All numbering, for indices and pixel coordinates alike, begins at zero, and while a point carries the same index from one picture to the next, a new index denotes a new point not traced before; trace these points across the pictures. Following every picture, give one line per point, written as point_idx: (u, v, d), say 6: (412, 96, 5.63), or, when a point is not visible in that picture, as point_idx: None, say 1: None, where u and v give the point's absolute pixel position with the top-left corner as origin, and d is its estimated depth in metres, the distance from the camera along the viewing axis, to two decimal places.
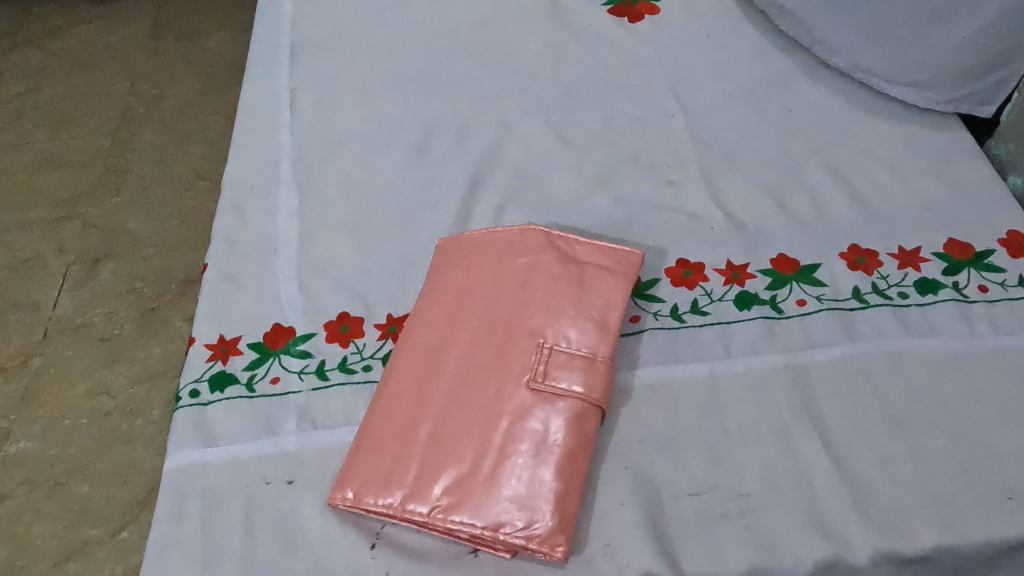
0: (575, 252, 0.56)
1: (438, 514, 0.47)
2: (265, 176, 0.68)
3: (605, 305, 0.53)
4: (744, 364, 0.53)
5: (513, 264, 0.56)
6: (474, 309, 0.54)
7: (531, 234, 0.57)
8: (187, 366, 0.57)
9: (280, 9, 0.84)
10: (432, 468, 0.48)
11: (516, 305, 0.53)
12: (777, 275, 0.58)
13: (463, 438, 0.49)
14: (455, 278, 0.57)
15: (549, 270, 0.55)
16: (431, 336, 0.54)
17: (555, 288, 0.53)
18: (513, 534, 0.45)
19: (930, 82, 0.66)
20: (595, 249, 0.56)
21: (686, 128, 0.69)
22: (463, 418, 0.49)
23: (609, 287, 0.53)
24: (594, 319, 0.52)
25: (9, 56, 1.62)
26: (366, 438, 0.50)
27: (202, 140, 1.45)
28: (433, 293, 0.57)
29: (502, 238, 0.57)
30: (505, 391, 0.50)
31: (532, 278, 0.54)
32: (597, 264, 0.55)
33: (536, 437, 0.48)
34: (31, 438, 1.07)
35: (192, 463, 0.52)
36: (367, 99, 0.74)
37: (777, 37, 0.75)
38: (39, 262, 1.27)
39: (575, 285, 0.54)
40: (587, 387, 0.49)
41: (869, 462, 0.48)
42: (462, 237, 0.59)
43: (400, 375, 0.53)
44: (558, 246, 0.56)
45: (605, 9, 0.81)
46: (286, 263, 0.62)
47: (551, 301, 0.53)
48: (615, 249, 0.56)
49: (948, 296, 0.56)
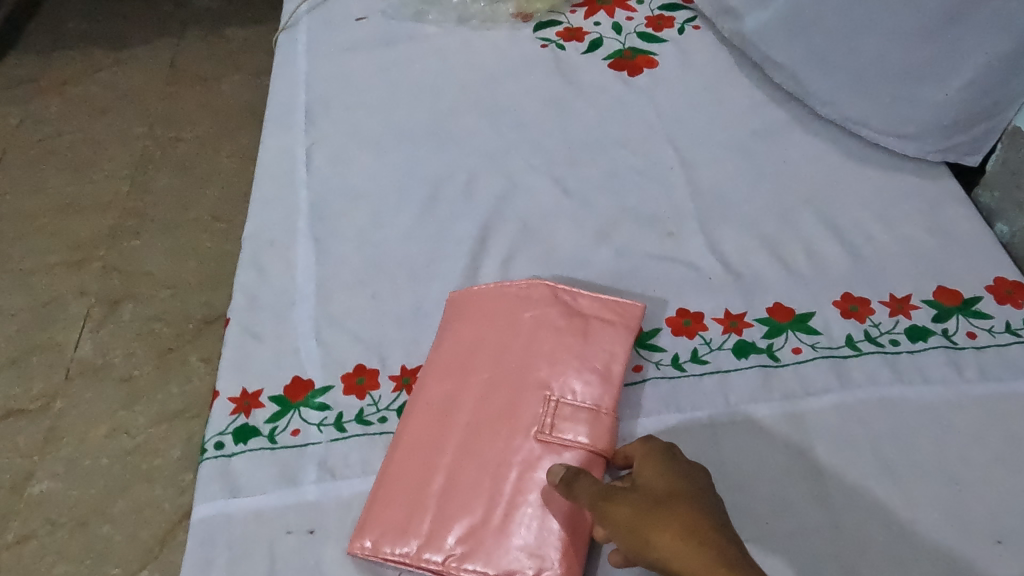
0: (579, 305, 0.59)
1: (452, 562, 0.49)
2: (284, 231, 0.72)
3: (609, 357, 0.56)
4: (743, 412, 0.56)
5: (520, 318, 0.59)
6: (484, 362, 0.57)
7: (537, 287, 0.60)
8: (211, 419, 0.59)
9: (296, 67, 0.88)
10: (446, 518, 0.51)
11: (524, 359, 0.56)
12: (773, 324, 0.61)
13: (475, 489, 0.52)
14: (466, 331, 0.60)
15: (554, 324, 0.58)
16: (442, 388, 0.57)
17: (561, 342, 0.57)
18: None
19: (918, 133, 0.69)
20: (599, 302, 0.59)
21: (684, 180, 0.72)
22: (475, 469, 0.52)
23: (612, 341, 0.57)
24: (597, 372, 0.55)
25: (32, 103, 1.68)
26: (383, 488, 0.53)
27: (219, 183, 1.49)
28: (445, 345, 0.60)
29: (509, 291, 0.60)
30: (514, 442, 0.53)
31: (539, 332, 0.58)
32: (600, 316, 0.58)
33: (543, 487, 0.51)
34: (54, 479, 1.10)
35: (218, 513, 0.54)
36: (380, 155, 0.78)
37: (771, 90, 0.79)
38: (61, 305, 1.31)
39: (580, 338, 0.57)
40: (593, 437, 0.52)
41: (863, 507, 0.50)
42: (470, 290, 0.62)
43: (415, 426, 0.55)
44: (563, 300, 0.59)
45: (606, 64, 0.85)
46: (304, 316, 0.65)
47: (558, 356, 0.56)
48: (618, 302, 0.59)
49: (937, 343, 0.59)
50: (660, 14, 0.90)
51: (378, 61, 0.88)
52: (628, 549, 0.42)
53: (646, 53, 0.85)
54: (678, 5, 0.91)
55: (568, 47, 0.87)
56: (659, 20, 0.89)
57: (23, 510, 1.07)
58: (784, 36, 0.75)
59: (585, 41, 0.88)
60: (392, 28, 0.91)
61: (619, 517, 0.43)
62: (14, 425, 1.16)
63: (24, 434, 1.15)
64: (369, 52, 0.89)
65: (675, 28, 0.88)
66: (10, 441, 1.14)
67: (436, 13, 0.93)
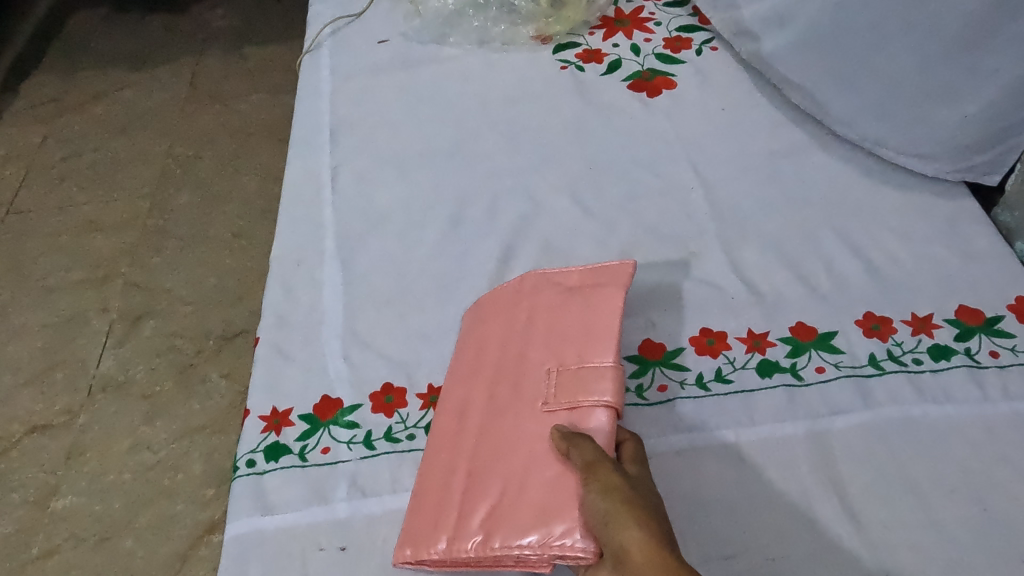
0: (573, 284, 0.61)
1: (480, 546, 0.49)
2: (311, 251, 0.73)
3: (604, 315, 0.56)
4: (767, 431, 0.56)
5: (521, 310, 0.61)
6: (490, 361, 0.59)
7: (534, 281, 0.63)
8: (243, 436, 0.60)
9: (319, 89, 0.90)
10: (470, 505, 0.51)
11: (527, 344, 0.58)
12: (796, 343, 0.61)
13: (493, 473, 0.52)
14: (473, 338, 0.62)
15: (551, 306, 0.60)
16: (455, 389, 0.59)
17: (559, 319, 0.58)
18: (547, 545, 0.47)
19: (936, 154, 0.70)
20: (589, 276, 0.61)
21: (704, 200, 0.73)
22: (491, 454, 0.53)
23: (603, 301, 0.57)
24: (595, 331, 0.55)
25: (54, 123, 1.71)
26: (415, 494, 0.55)
27: (239, 199, 1.51)
28: (456, 356, 0.62)
29: (509, 291, 0.63)
30: (525, 419, 0.53)
31: (539, 317, 0.59)
32: (592, 285, 0.59)
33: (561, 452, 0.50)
34: (77, 494, 1.11)
35: (251, 529, 0.55)
36: (404, 175, 0.79)
37: (789, 111, 0.80)
38: (84, 321, 1.32)
39: (575, 310, 0.58)
40: (596, 391, 0.51)
41: (889, 526, 0.51)
42: (477, 304, 0.65)
43: (434, 433, 0.57)
44: (558, 284, 0.61)
45: (625, 85, 0.86)
46: (332, 335, 0.66)
47: (557, 332, 0.57)
48: (605, 271, 0.61)
49: (960, 361, 0.59)
50: (677, 36, 0.91)
51: (400, 82, 0.89)
52: (602, 512, 0.43)
53: (665, 75, 0.87)
54: (695, 27, 0.92)
55: (587, 68, 0.89)
56: (676, 42, 0.91)
57: (47, 524, 1.09)
58: (803, 59, 0.76)
59: (603, 62, 0.89)
60: (415, 51, 0.93)
61: (611, 484, 0.44)
62: (38, 440, 1.17)
63: (48, 449, 1.16)
64: (391, 74, 0.91)
65: (693, 49, 0.89)
66: (34, 456, 1.16)
67: (458, 36, 0.95)
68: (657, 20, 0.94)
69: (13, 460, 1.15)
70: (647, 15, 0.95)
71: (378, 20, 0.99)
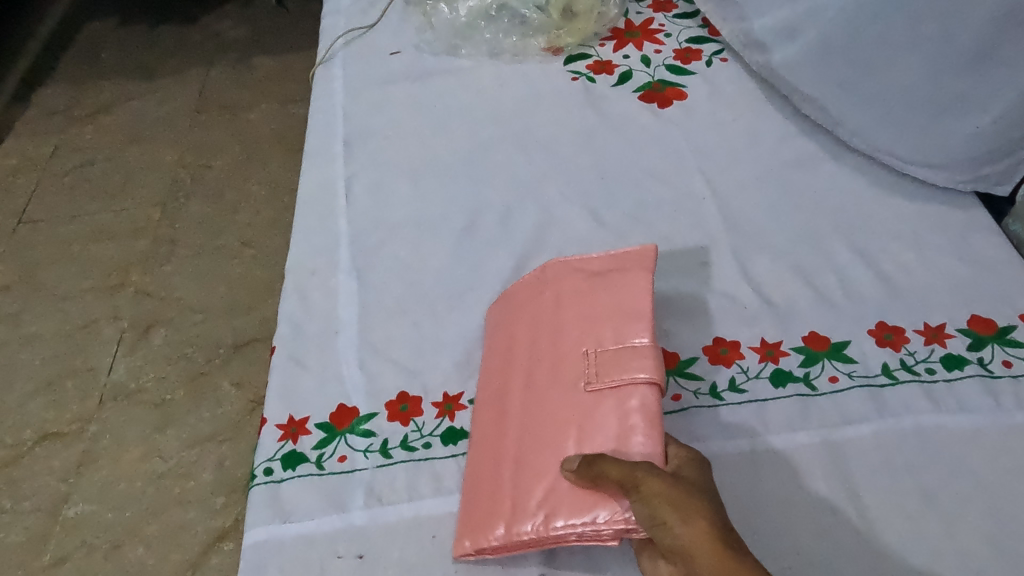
0: (596, 265, 0.62)
1: (541, 527, 0.50)
2: (325, 261, 0.74)
3: (634, 295, 0.57)
4: (782, 440, 0.57)
5: (548, 296, 0.62)
6: (522, 347, 0.60)
7: (555, 267, 0.64)
8: (260, 444, 0.61)
9: (333, 100, 0.91)
10: (524, 489, 0.52)
11: (559, 326, 0.59)
12: (809, 353, 0.62)
13: (543, 455, 0.53)
14: (503, 328, 0.63)
15: (578, 289, 0.61)
16: (491, 381, 0.60)
17: (588, 300, 0.59)
18: (612, 520, 0.48)
19: (947, 164, 0.71)
20: (612, 259, 0.62)
21: (715, 209, 0.74)
22: (539, 437, 0.54)
23: (631, 282, 0.58)
24: (626, 309, 0.57)
25: (65, 132, 1.72)
26: (467, 488, 0.55)
27: (248, 209, 1.52)
28: (487, 349, 0.63)
29: (533, 282, 0.64)
30: (567, 401, 0.55)
31: (567, 299, 0.60)
32: (618, 265, 0.60)
33: (612, 432, 0.51)
34: (89, 502, 1.12)
35: (269, 537, 0.56)
36: (417, 185, 0.80)
37: (800, 121, 0.81)
38: (96, 329, 1.33)
39: (603, 291, 0.59)
40: (637, 369, 0.53)
41: (903, 535, 0.51)
42: (501, 301, 0.66)
43: (477, 423, 0.58)
44: (580, 267, 0.62)
45: (636, 96, 0.87)
46: (348, 345, 0.67)
47: (587, 313, 0.58)
48: (627, 251, 0.61)
49: (974, 371, 0.59)
50: (688, 47, 0.92)
51: (413, 94, 0.90)
52: (650, 517, 0.44)
53: (675, 86, 0.87)
54: (705, 38, 0.93)
55: (598, 79, 0.90)
56: (686, 53, 0.91)
57: (59, 532, 1.09)
58: (814, 71, 0.77)
59: (614, 74, 0.90)
60: (427, 63, 0.94)
61: (653, 492, 0.44)
62: (50, 448, 1.18)
63: (60, 457, 1.17)
64: (404, 85, 0.91)
65: (703, 60, 0.90)
66: (45, 464, 1.16)
67: (469, 48, 0.96)
68: (668, 32, 0.95)
69: (25, 468, 1.16)
70: (657, 27, 0.96)
71: (390, 32, 1.00)
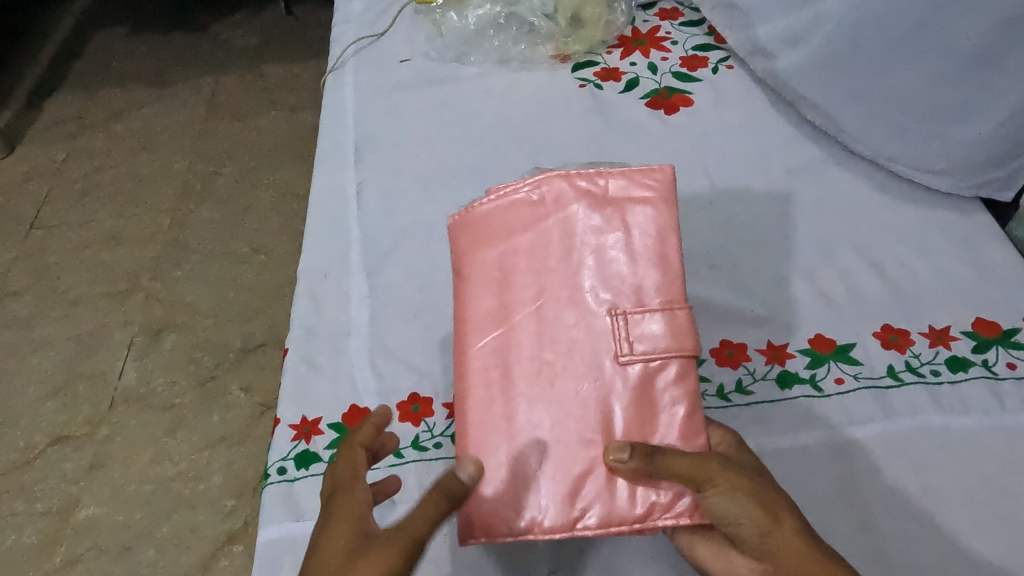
0: (604, 192, 0.51)
1: (589, 520, 0.48)
2: (337, 265, 0.75)
3: (655, 241, 0.50)
4: (788, 441, 0.57)
5: (550, 235, 0.52)
6: (524, 303, 0.52)
7: (552, 191, 0.52)
8: (274, 444, 0.62)
9: (343, 107, 0.92)
10: (565, 482, 0.49)
11: (573, 280, 0.51)
12: (815, 355, 0.63)
13: (579, 441, 0.49)
14: (486, 270, 0.53)
15: (588, 231, 0.51)
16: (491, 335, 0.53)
17: (606, 247, 0.51)
18: (667, 514, 0.48)
19: (950, 170, 0.72)
20: (622, 186, 0.51)
21: (721, 214, 0.75)
22: (570, 419, 0.50)
23: (656, 221, 0.50)
24: (654, 260, 0.50)
25: (76, 140, 1.74)
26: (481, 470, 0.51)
27: (257, 215, 1.54)
28: (467, 295, 0.54)
29: (524, 205, 0.53)
30: (595, 376, 0.50)
31: (577, 244, 0.51)
32: (635, 194, 0.51)
33: (651, 414, 0.49)
34: (100, 504, 1.13)
35: (283, 536, 0.57)
36: (427, 191, 0.81)
37: (805, 128, 0.82)
38: (106, 334, 1.35)
39: (621, 234, 0.50)
40: (676, 341, 0.48)
41: (908, 535, 0.52)
42: (472, 217, 0.54)
43: (481, 394, 0.52)
44: (583, 194, 0.52)
45: (643, 102, 0.88)
46: (360, 346, 0.68)
47: (607, 265, 0.50)
48: (643, 172, 0.51)
49: (978, 373, 0.60)
50: (694, 55, 0.93)
51: (422, 100, 0.92)
52: (726, 512, 0.45)
53: (682, 93, 0.89)
54: (711, 46, 0.94)
55: (606, 86, 0.91)
56: (693, 60, 0.93)
57: (70, 534, 1.11)
58: (819, 78, 0.78)
59: (621, 80, 0.91)
60: (436, 70, 0.96)
61: (727, 486, 0.45)
62: (61, 451, 1.19)
63: (71, 460, 1.18)
64: (413, 92, 0.93)
65: (709, 67, 0.91)
66: (57, 467, 1.18)
67: (478, 55, 0.97)
68: (674, 40, 0.96)
69: (36, 471, 1.17)
70: (663, 34, 0.97)
71: (399, 39, 1.01)
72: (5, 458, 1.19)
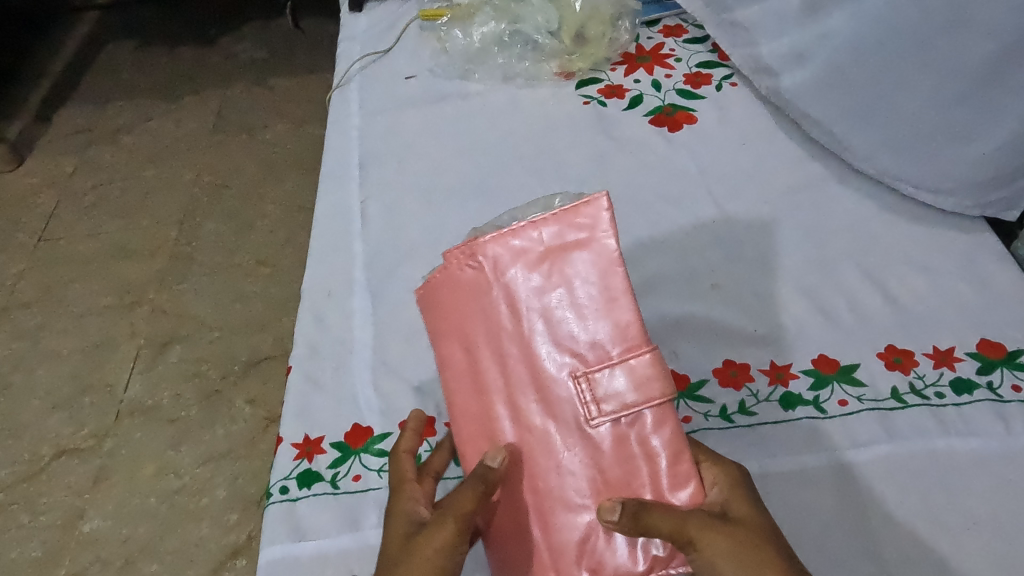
0: (540, 243, 0.48)
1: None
2: (341, 282, 0.75)
3: (603, 288, 0.47)
4: (792, 463, 0.57)
5: (500, 301, 0.50)
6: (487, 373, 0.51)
7: (490, 254, 0.50)
8: (276, 463, 0.62)
9: (348, 124, 0.93)
10: (560, 550, 0.48)
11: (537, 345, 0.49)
12: (818, 376, 0.62)
13: (566, 506, 0.49)
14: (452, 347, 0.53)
15: (535, 289, 0.49)
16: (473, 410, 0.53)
17: (556, 305, 0.48)
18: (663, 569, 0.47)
19: (954, 190, 0.71)
20: (559, 233, 0.48)
21: (725, 232, 0.75)
22: (553, 484, 0.49)
23: (599, 266, 0.47)
24: (605, 308, 0.47)
25: (85, 152, 1.76)
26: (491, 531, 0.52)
27: (263, 227, 1.54)
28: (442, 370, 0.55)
29: (469, 274, 0.51)
30: (569, 442, 0.49)
31: (530, 303, 0.49)
32: (577, 238, 0.47)
33: (635, 469, 0.47)
34: (104, 518, 1.13)
35: (285, 556, 0.57)
36: (431, 208, 0.81)
37: (810, 146, 0.82)
38: (112, 346, 1.35)
39: (572, 282, 0.48)
40: (642, 393, 0.46)
41: (912, 560, 0.52)
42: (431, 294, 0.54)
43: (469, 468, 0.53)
44: (524, 250, 0.49)
45: (647, 120, 0.88)
46: (362, 365, 0.68)
47: (559, 325, 0.48)
48: (575, 210, 0.47)
49: (983, 395, 0.60)
50: (698, 72, 0.94)
51: (427, 117, 0.92)
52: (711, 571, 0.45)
53: (686, 110, 0.89)
54: (715, 63, 0.95)
55: (610, 104, 0.91)
56: (696, 78, 0.93)
57: (75, 547, 1.11)
58: (823, 95, 0.78)
59: (625, 98, 0.92)
60: (440, 87, 0.96)
61: (716, 550, 0.45)
62: (67, 464, 1.20)
63: (76, 473, 1.18)
64: (418, 109, 0.93)
65: (713, 85, 0.92)
66: (62, 481, 1.18)
67: (482, 72, 0.97)
68: (677, 57, 0.97)
69: (41, 483, 1.18)
70: (667, 51, 0.98)
71: (404, 56, 1.02)
72: (10, 471, 1.19)
